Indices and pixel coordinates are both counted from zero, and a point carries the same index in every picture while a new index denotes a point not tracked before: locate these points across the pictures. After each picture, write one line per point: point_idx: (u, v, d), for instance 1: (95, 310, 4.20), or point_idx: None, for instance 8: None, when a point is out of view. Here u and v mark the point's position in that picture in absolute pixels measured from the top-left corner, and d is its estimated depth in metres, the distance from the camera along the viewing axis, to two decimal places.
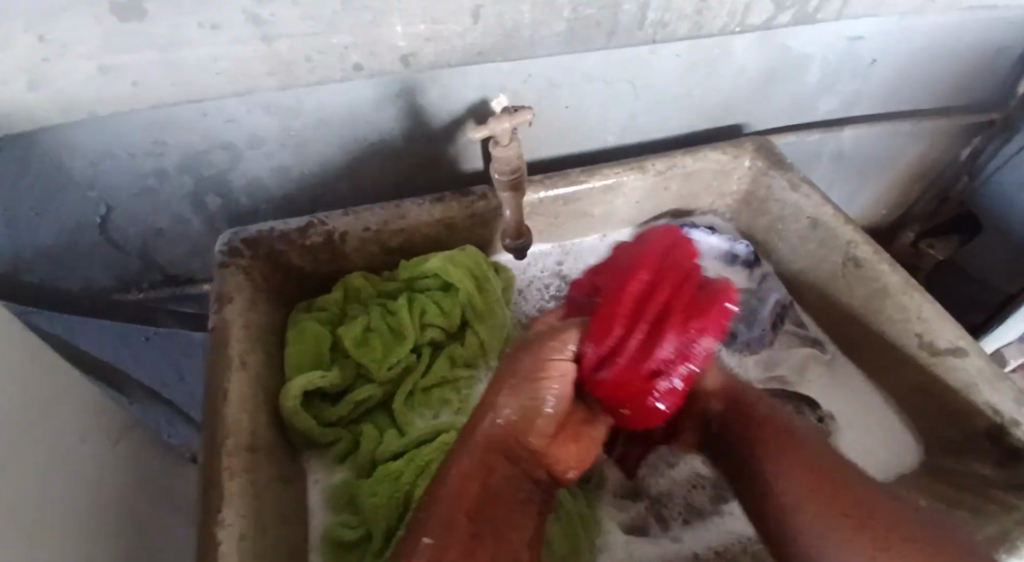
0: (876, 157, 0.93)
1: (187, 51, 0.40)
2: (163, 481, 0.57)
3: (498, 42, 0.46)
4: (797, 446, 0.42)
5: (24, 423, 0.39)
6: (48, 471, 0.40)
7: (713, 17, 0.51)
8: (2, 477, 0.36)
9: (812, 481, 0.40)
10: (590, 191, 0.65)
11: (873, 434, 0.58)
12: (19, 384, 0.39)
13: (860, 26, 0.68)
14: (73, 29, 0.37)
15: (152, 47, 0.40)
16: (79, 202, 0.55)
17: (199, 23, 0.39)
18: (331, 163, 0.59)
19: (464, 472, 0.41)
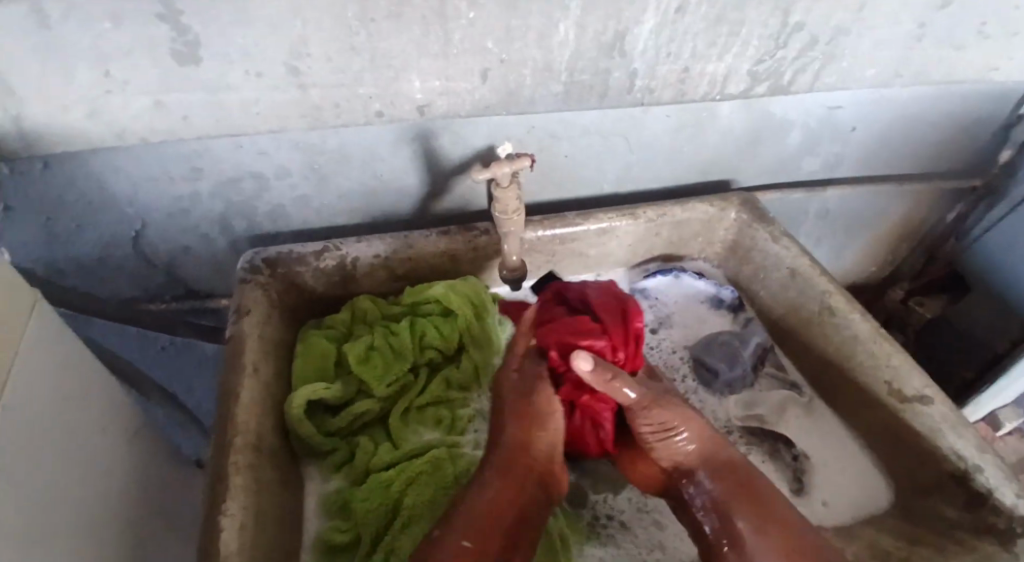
0: (861, 216, 0.98)
1: (233, 93, 0.47)
2: (168, 482, 0.60)
3: (502, 98, 0.52)
4: (744, 480, 0.47)
5: (54, 410, 0.43)
6: (65, 459, 0.44)
7: (695, 85, 0.57)
8: (31, 455, 0.40)
9: (754, 512, 0.45)
10: (585, 234, 0.70)
11: (845, 475, 0.60)
12: (54, 375, 0.44)
13: (837, 96, 0.75)
14: (140, 71, 0.43)
15: (205, 89, 0.46)
16: (119, 218, 0.60)
17: (245, 71, 0.45)
18: (349, 195, 0.65)
19: (485, 493, 0.44)
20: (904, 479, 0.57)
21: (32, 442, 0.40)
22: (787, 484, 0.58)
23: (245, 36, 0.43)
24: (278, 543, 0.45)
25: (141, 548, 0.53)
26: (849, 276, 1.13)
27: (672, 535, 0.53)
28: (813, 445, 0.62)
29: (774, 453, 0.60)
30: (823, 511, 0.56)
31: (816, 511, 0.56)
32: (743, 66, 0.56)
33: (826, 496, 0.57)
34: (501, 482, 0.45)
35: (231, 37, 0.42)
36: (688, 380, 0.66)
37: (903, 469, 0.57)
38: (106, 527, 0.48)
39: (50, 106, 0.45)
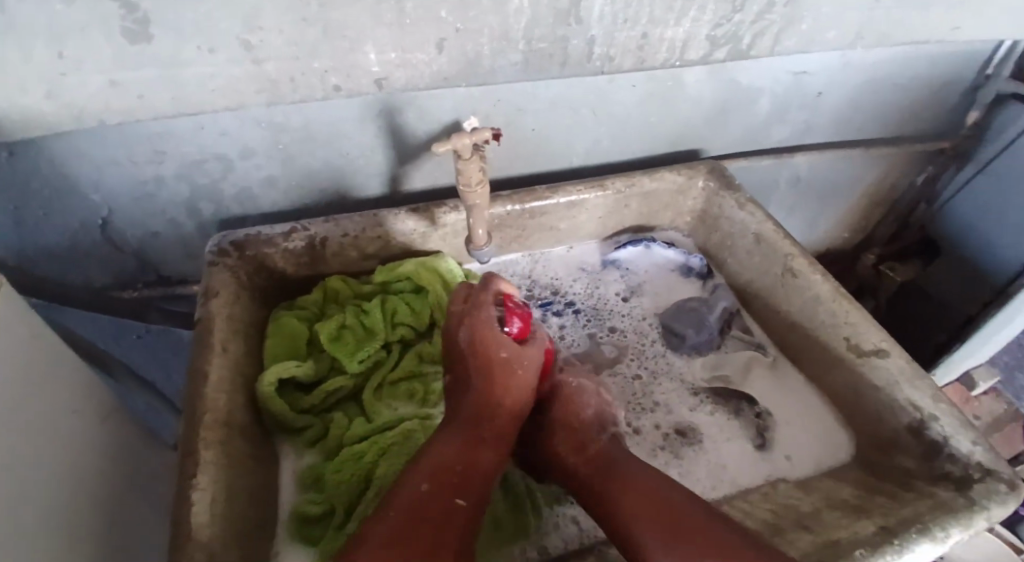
0: (831, 182, 0.99)
1: (187, 70, 0.46)
2: (144, 466, 0.61)
3: (462, 69, 0.52)
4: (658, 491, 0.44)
5: (22, 393, 0.44)
6: (34, 442, 0.44)
7: (654, 52, 0.57)
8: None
9: (640, 501, 0.43)
10: (555, 207, 0.70)
11: (810, 428, 0.61)
12: (20, 359, 0.44)
13: (801, 61, 0.75)
14: (91, 50, 0.43)
15: (159, 68, 0.46)
16: (83, 205, 0.60)
17: (197, 46, 0.45)
18: (316, 176, 0.65)
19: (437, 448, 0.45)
20: (863, 433, 0.59)
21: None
22: (753, 441, 0.59)
23: (195, 10, 0.42)
24: (252, 515, 0.46)
25: (115, 531, 0.53)
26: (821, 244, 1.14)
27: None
28: (778, 402, 0.63)
29: (740, 412, 0.61)
30: (788, 464, 0.58)
31: (782, 465, 0.58)
32: (701, 30, 0.57)
33: (791, 450, 0.59)
34: (467, 438, 0.47)
35: (182, 12, 0.42)
36: (657, 344, 0.68)
37: (864, 423, 0.58)
38: (79, 511, 0.49)
39: (1, 89, 0.44)
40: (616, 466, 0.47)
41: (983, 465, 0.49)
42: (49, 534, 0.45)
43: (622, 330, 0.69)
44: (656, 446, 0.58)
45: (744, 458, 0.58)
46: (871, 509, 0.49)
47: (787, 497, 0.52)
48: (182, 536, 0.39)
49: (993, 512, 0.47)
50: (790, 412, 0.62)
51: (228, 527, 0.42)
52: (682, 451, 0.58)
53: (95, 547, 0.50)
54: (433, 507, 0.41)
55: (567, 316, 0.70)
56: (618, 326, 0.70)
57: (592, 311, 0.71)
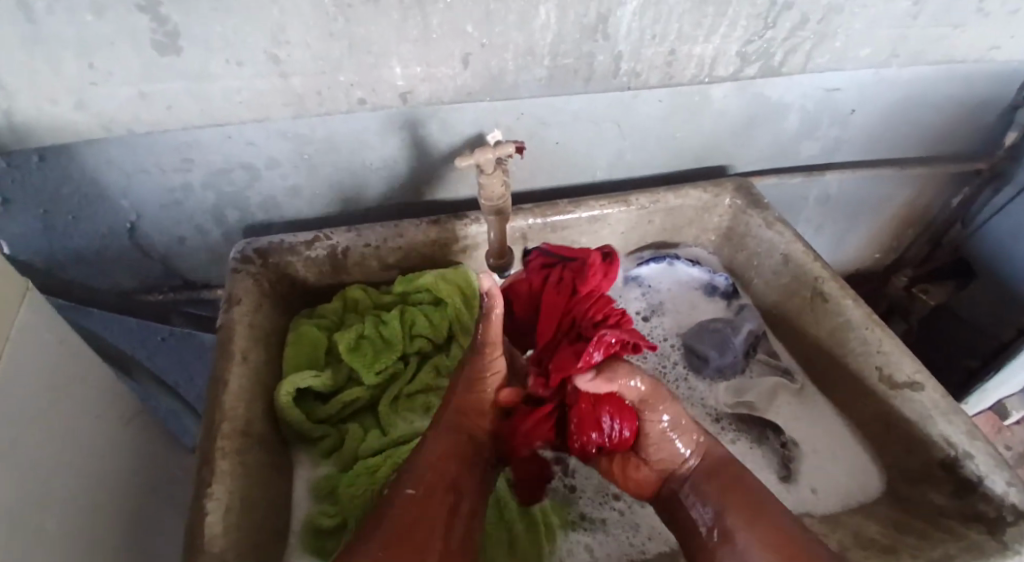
0: (863, 201, 0.96)
1: (216, 83, 0.47)
2: (164, 469, 0.61)
3: (485, 83, 0.52)
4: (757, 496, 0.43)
5: (47, 397, 0.44)
6: (57, 446, 0.45)
7: (682, 68, 0.56)
8: (23, 440, 0.41)
9: (741, 506, 0.42)
10: (577, 221, 0.70)
11: (834, 460, 0.59)
12: (46, 364, 0.45)
13: (834, 77, 0.74)
14: (124, 63, 0.44)
15: (188, 80, 0.46)
16: (113, 210, 0.61)
17: (226, 60, 0.45)
18: (340, 186, 0.65)
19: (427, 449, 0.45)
20: (893, 466, 0.56)
21: (24, 428, 0.41)
22: (776, 471, 0.57)
23: (223, 23, 0.43)
24: (265, 525, 0.46)
25: (134, 534, 0.54)
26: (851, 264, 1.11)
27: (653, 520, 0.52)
28: (805, 430, 0.61)
29: (762, 440, 0.60)
30: (814, 498, 0.56)
31: (807, 497, 0.56)
32: (731, 47, 0.55)
33: (818, 481, 0.57)
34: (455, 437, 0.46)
35: (211, 27, 0.43)
36: (678, 365, 0.66)
37: (899, 455, 0.56)
38: (101, 513, 0.50)
39: (36, 99, 0.45)
40: (715, 471, 0.45)
41: (1020, 508, 0.47)
42: (69, 537, 0.45)
43: (643, 350, 0.68)
44: None
45: (767, 488, 0.56)
46: (900, 548, 0.47)
47: (811, 531, 0.50)
48: (195, 547, 0.39)
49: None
50: (814, 442, 0.60)
51: (242, 539, 0.42)
52: None
53: (115, 550, 0.51)
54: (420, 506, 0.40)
55: None
56: (640, 345, 0.68)
57: None
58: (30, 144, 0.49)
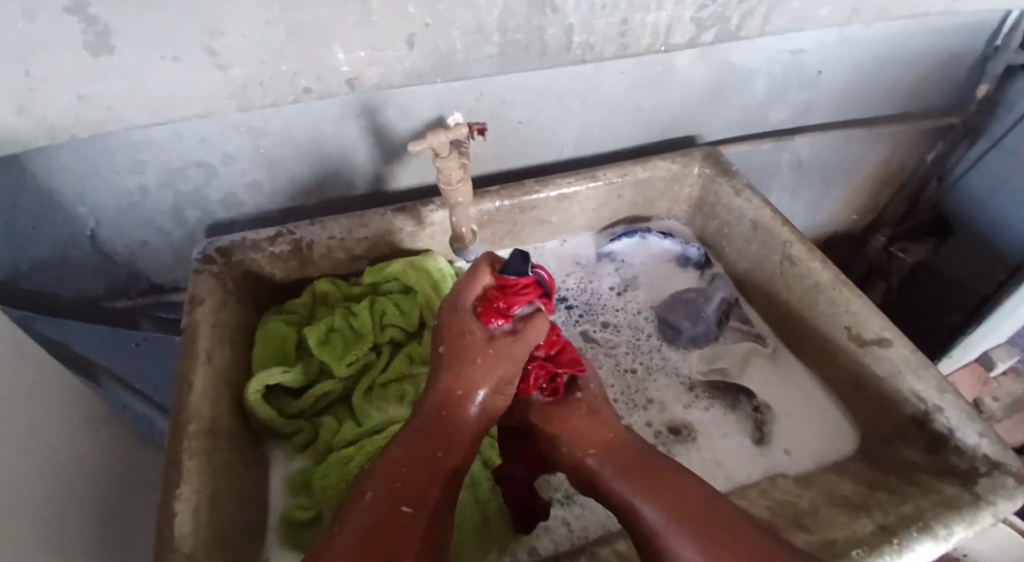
0: (837, 163, 0.96)
1: (155, 80, 0.46)
2: (141, 473, 0.61)
3: (435, 63, 0.51)
4: (671, 479, 0.40)
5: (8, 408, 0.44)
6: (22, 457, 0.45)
7: (637, 38, 0.56)
8: None
9: (659, 493, 0.39)
10: (545, 200, 0.69)
11: (807, 420, 0.59)
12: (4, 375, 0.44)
13: (797, 39, 0.73)
14: (56, 64, 0.43)
15: (127, 78, 0.45)
16: (70, 217, 0.60)
17: (161, 54, 0.44)
18: (301, 179, 0.64)
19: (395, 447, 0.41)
20: (865, 424, 0.57)
21: None
22: (749, 436, 0.58)
23: (155, 16, 0.42)
24: (238, 523, 0.46)
25: (112, 540, 0.54)
26: (832, 228, 1.11)
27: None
28: (776, 393, 0.61)
29: (736, 405, 0.60)
30: (787, 460, 0.56)
31: (779, 460, 0.56)
32: (685, 13, 0.55)
33: (792, 442, 0.57)
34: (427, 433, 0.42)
35: (140, 24, 0.42)
36: (652, 337, 0.66)
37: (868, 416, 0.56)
38: (78, 521, 0.49)
39: None
40: (635, 458, 0.42)
41: (992, 459, 0.47)
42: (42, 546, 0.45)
43: (616, 324, 0.68)
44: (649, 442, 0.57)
45: (741, 453, 0.56)
46: (870, 504, 0.47)
47: (784, 493, 0.51)
48: (163, 549, 0.39)
49: (999, 506, 0.45)
50: (786, 404, 0.60)
51: (212, 537, 0.42)
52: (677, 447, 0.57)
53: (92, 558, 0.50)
54: (389, 513, 0.37)
55: (560, 311, 0.69)
56: (614, 320, 0.68)
57: (587, 305, 0.70)
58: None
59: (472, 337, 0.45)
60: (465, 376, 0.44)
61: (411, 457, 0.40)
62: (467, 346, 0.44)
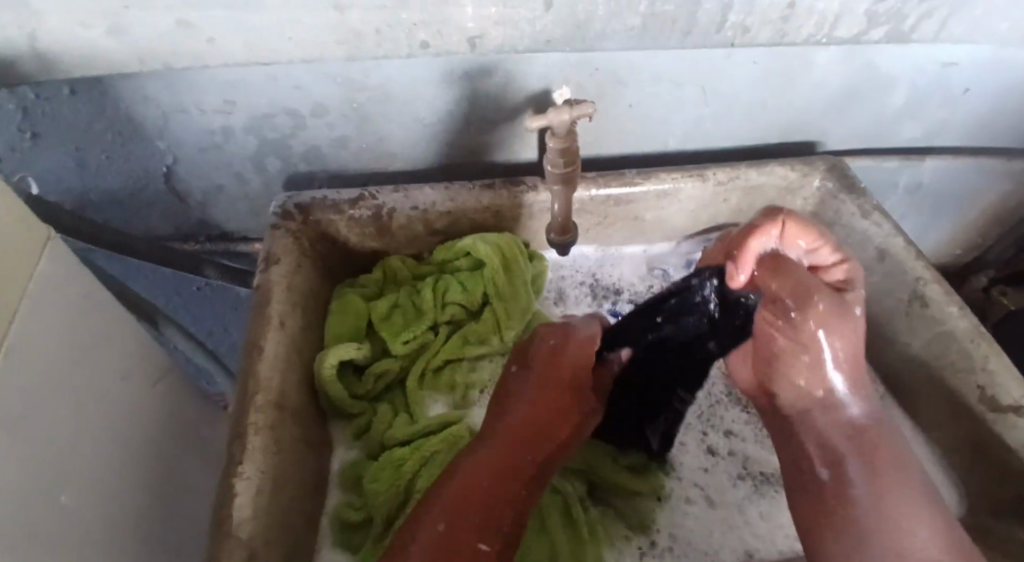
0: (952, 195, 0.78)
1: (252, 26, 0.41)
2: (192, 412, 0.60)
3: (509, 32, 0.44)
4: (889, 454, 0.44)
5: (101, 360, 0.45)
6: (93, 418, 0.44)
7: (800, 24, 0.47)
8: (78, 409, 0.42)
9: None
10: (645, 195, 0.62)
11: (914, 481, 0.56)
12: (88, 312, 0.44)
13: (958, 50, 0.57)
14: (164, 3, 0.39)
15: (235, 21, 0.41)
16: (148, 151, 0.57)
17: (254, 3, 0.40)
18: (377, 146, 0.59)
19: (476, 463, 0.42)
20: (834, 424, 0.45)
21: (80, 400, 0.42)
22: None
23: None
24: (300, 507, 0.46)
25: (173, 476, 0.55)
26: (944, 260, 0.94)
27: (696, 527, 0.51)
28: None
29: None
30: None
31: None
32: (861, 3, 0.46)
33: None
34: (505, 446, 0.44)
35: None
36: None
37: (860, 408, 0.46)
38: (123, 481, 0.47)
39: (61, 21, 0.39)
40: None
41: None
42: (101, 489, 0.44)
43: None
44: (728, 482, 0.54)
45: None
46: None
47: None
48: (223, 526, 0.39)
49: None
50: None
51: (271, 521, 0.41)
52: (761, 498, 0.54)
53: (143, 515, 0.50)
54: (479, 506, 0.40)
55: None
56: None
57: None
58: (39, 79, 0.44)
59: (573, 363, 0.48)
60: (559, 391, 0.47)
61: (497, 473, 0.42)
62: (565, 369, 0.47)
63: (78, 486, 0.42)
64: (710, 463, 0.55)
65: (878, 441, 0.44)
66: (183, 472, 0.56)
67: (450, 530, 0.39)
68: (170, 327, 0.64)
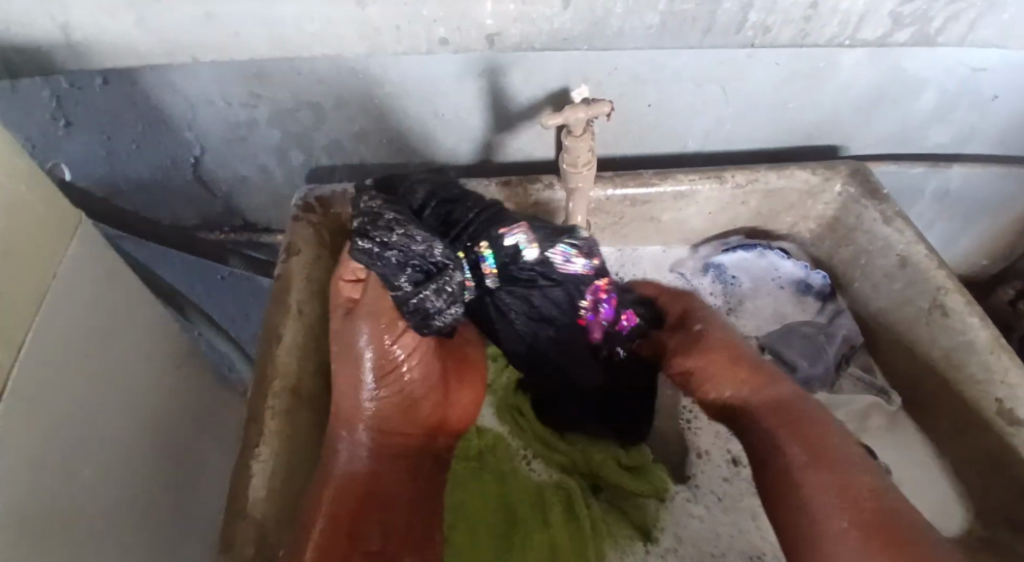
0: (981, 204, 0.76)
1: (276, 21, 0.42)
2: (211, 395, 0.62)
3: (527, 29, 0.45)
4: (811, 431, 0.48)
5: (126, 341, 0.47)
6: (116, 396, 0.45)
7: (822, 25, 0.47)
8: (102, 387, 0.44)
9: None
10: (662, 196, 0.61)
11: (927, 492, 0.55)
12: (114, 295, 0.45)
13: (990, 53, 0.56)
14: None
15: (261, 14, 0.42)
16: (176, 141, 0.59)
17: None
18: (397, 141, 0.59)
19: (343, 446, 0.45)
20: (763, 407, 0.50)
21: (104, 378, 0.44)
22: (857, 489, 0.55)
23: None
24: None
25: (190, 457, 0.57)
26: (971, 270, 0.91)
27: (701, 529, 0.52)
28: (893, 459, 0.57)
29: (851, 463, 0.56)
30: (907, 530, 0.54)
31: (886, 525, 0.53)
32: (886, 3, 0.45)
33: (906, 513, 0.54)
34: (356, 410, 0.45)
35: None
36: None
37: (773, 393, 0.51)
38: (142, 459, 0.49)
39: (95, 11, 0.41)
40: None
41: None
42: (121, 466, 0.46)
43: None
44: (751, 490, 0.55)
45: None
46: None
47: None
48: (236, 505, 0.40)
49: None
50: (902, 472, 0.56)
51: (282, 503, 0.42)
52: None
53: (160, 492, 0.51)
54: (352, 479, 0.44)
55: None
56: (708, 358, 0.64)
57: None
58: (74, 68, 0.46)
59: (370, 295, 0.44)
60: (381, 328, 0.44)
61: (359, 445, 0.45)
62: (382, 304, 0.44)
63: (100, 460, 0.43)
64: (732, 473, 0.55)
65: (801, 412, 0.49)
66: (198, 453, 0.58)
67: (356, 469, 0.44)
68: (193, 313, 0.66)
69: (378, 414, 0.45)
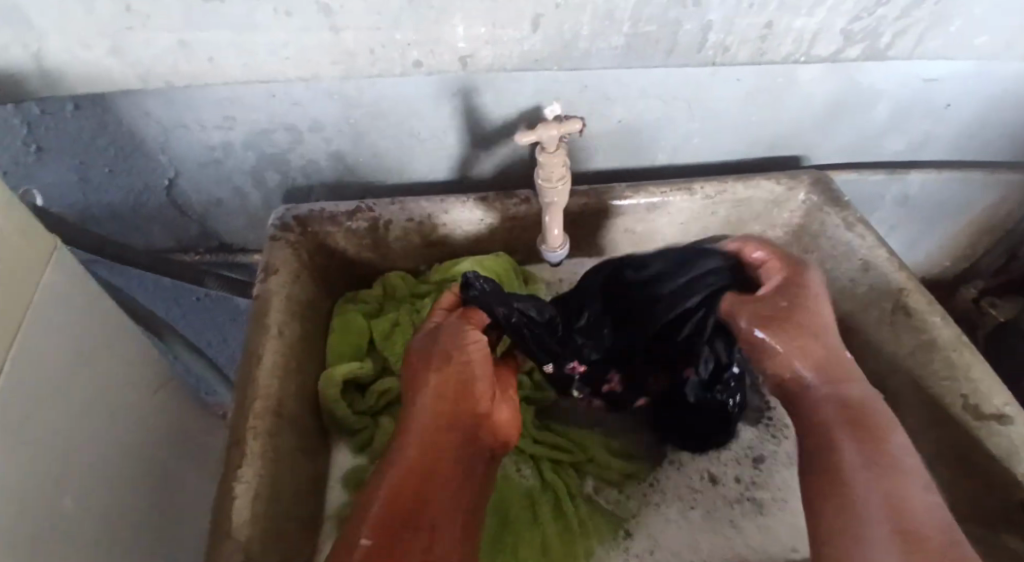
0: (938, 207, 0.80)
1: (251, 46, 0.43)
2: (190, 420, 0.61)
3: (498, 50, 0.46)
4: (875, 433, 0.44)
5: (103, 368, 0.46)
6: (94, 424, 0.45)
7: (778, 43, 0.49)
8: (79, 416, 0.43)
9: None
10: (634, 208, 0.63)
11: None
12: (91, 322, 0.45)
13: (938, 66, 0.59)
14: (166, 20, 0.40)
15: (236, 40, 0.43)
16: (151, 165, 0.59)
17: (254, 23, 0.42)
18: (374, 160, 0.60)
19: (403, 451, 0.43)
20: (832, 404, 0.47)
21: (81, 406, 0.43)
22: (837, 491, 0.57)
23: (294, 17, 0.41)
24: (297, 512, 0.47)
25: (170, 484, 0.56)
26: (934, 270, 0.95)
27: (677, 536, 0.53)
28: None
29: None
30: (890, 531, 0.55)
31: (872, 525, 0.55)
32: (837, 22, 0.48)
33: None
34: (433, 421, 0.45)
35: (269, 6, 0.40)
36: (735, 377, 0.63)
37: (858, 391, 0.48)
38: (120, 487, 0.48)
39: (68, 39, 0.41)
40: None
41: None
42: (100, 495, 0.45)
43: None
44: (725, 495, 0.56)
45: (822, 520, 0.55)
46: None
47: None
48: (219, 528, 0.40)
49: None
50: None
51: (267, 524, 0.42)
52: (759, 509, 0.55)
53: (140, 520, 0.51)
54: (403, 480, 0.41)
55: None
56: None
57: None
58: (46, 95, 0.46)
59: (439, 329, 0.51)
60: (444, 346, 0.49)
61: (421, 446, 0.44)
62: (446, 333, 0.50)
63: (77, 490, 0.43)
64: (704, 486, 0.56)
65: (871, 413, 0.46)
66: (178, 479, 0.57)
67: (397, 474, 0.42)
68: (170, 337, 0.65)
69: (432, 424, 0.45)
